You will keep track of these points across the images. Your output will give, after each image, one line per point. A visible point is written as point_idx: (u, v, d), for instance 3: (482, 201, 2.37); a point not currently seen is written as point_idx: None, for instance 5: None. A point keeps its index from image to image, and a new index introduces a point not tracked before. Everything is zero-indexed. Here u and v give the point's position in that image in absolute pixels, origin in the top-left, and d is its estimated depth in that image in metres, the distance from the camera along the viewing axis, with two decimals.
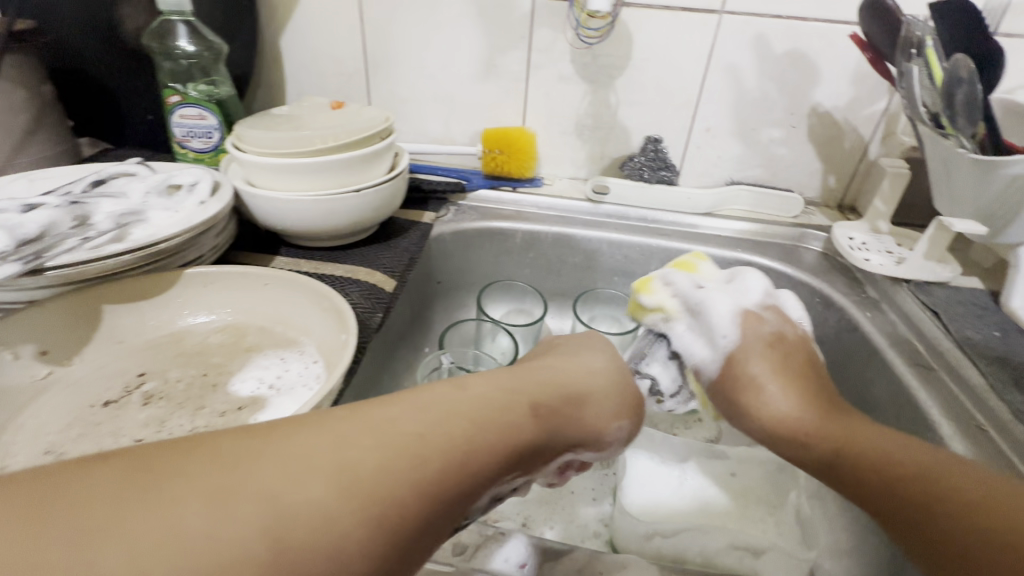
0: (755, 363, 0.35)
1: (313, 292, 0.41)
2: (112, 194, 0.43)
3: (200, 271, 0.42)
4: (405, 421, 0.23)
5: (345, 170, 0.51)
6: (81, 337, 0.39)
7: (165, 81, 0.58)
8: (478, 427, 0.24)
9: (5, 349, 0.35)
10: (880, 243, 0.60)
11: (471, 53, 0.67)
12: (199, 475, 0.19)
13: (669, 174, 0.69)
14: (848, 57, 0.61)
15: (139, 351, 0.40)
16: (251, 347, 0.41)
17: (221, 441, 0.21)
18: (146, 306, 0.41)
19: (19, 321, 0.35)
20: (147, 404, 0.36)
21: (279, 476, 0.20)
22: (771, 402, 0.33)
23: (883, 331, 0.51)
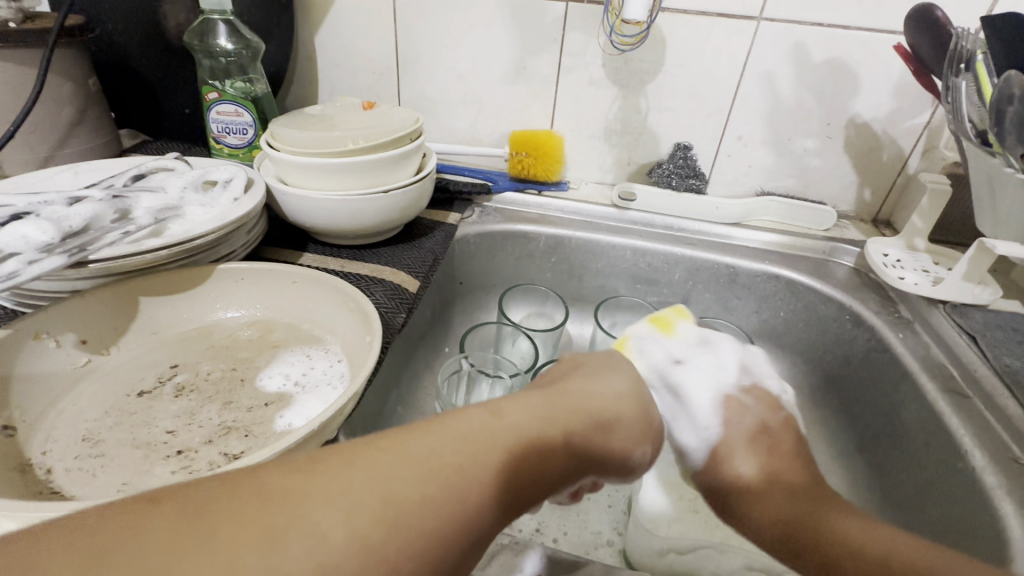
0: (740, 459, 0.34)
1: (340, 291, 0.42)
2: (151, 188, 0.44)
3: (231, 267, 0.43)
4: (443, 451, 0.23)
5: (375, 171, 0.52)
6: (118, 328, 0.40)
7: (204, 78, 0.59)
8: (513, 456, 0.24)
9: (49, 336, 0.36)
10: (916, 261, 0.59)
11: (502, 55, 0.67)
12: (240, 514, 0.19)
13: (697, 182, 0.68)
14: (890, 67, 0.59)
15: (171, 343, 0.42)
16: (278, 343, 0.42)
17: (266, 476, 0.21)
18: (180, 300, 0.43)
19: (64, 310, 0.36)
20: (178, 396, 0.37)
21: (330, 511, 0.20)
22: (745, 478, 0.34)
23: (915, 353, 0.50)
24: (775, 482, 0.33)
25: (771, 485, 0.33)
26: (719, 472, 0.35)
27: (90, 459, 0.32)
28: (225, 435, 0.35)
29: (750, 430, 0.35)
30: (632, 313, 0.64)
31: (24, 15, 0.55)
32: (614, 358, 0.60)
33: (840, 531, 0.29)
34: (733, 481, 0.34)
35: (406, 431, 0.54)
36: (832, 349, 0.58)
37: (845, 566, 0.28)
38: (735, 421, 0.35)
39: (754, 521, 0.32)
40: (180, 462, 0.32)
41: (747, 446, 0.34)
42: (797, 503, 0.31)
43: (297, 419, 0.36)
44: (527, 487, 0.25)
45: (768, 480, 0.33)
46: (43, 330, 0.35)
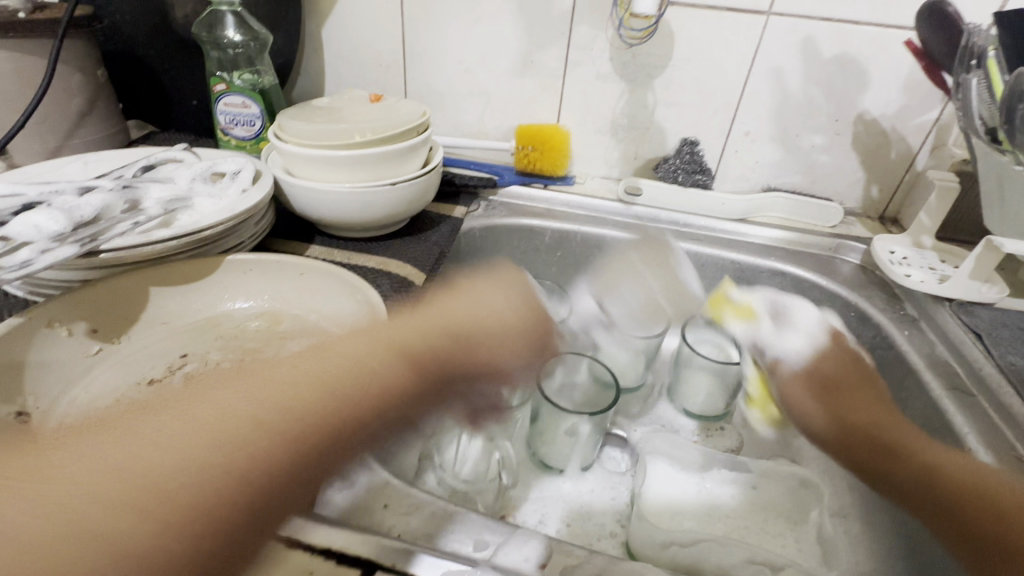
0: (793, 377, 0.47)
1: (349, 284, 0.42)
2: (161, 179, 0.45)
3: (238, 258, 0.43)
4: (237, 405, 0.31)
5: (382, 163, 0.52)
6: (128, 317, 0.40)
7: (212, 70, 0.59)
8: (292, 419, 0.31)
9: (61, 325, 0.36)
10: (922, 258, 0.58)
11: (509, 48, 0.67)
12: (15, 468, 0.24)
13: (704, 178, 0.68)
14: (899, 63, 0.59)
15: (181, 333, 0.42)
16: (286, 334, 0.43)
17: (58, 449, 0.26)
18: (189, 290, 0.43)
19: (74, 299, 0.37)
20: (188, 385, 0.38)
21: (94, 471, 0.25)
22: (814, 417, 0.45)
23: (920, 351, 0.50)
24: (860, 401, 0.44)
25: (859, 397, 0.44)
26: (793, 386, 0.47)
27: None
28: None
29: (831, 359, 0.47)
30: (636, 307, 0.65)
31: (32, 5, 0.55)
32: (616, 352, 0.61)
33: (924, 451, 0.39)
34: (834, 394, 0.45)
35: None
36: None
37: (920, 477, 0.38)
38: (832, 356, 0.48)
39: (823, 425, 0.44)
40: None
41: (836, 379, 0.46)
42: (864, 421, 0.42)
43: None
44: (333, 441, 0.31)
45: (866, 408, 0.43)
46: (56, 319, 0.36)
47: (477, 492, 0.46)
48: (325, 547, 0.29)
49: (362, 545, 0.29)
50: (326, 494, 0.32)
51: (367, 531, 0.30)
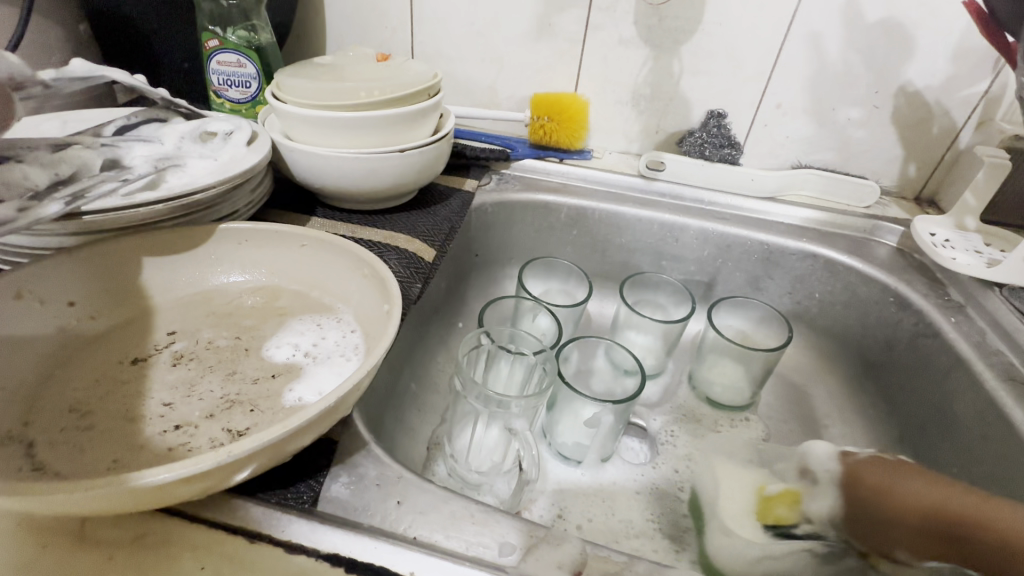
0: (872, 471, 0.32)
1: (352, 256, 0.38)
2: (147, 138, 0.41)
3: (234, 227, 0.39)
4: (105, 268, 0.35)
5: (390, 128, 0.47)
6: (110, 289, 0.36)
7: (203, 24, 0.54)
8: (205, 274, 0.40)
9: (33, 296, 0.32)
10: (967, 241, 0.54)
11: (526, 9, 0.62)
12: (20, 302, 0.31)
13: (732, 152, 0.64)
14: (948, 31, 0.55)
15: (169, 308, 0.38)
16: (285, 310, 0.39)
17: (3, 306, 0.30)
18: (178, 263, 0.39)
19: (50, 267, 0.33)
20: (177, 365, 0.34)
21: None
22: (904, 508, 0.30)
23: (970, 339, 0.46)
24: (897, 499, 0.30)
25: (914, 482, 0.31)
26: (861, 468, 0.33)
27: (78, 432, 0.29)
28: (227, 410, 0.31)
29: (875, 465, 0.32)
30: (658, 291, 0.61)
31: None
32: (635, 337, 0.59)
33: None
34: (866, 504, 0.32)
35: (419, 408, 0.51)
36: (873, 333, 0.55)
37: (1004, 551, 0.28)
38: (857, 463, 0.33)
39: (896, 535, 0.31)
40: (179, 438, 0.29)
41: (855, 473, 0.33)
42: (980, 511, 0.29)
43: (308, 392, 0.32)
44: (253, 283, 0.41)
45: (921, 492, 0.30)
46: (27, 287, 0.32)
47: (492, 485, 0.42)
48: (332, 552, 0.25)
49: (374, 552, 0.25)
50: (332, 489, 0.28)
51: (380, 533, 0.26)
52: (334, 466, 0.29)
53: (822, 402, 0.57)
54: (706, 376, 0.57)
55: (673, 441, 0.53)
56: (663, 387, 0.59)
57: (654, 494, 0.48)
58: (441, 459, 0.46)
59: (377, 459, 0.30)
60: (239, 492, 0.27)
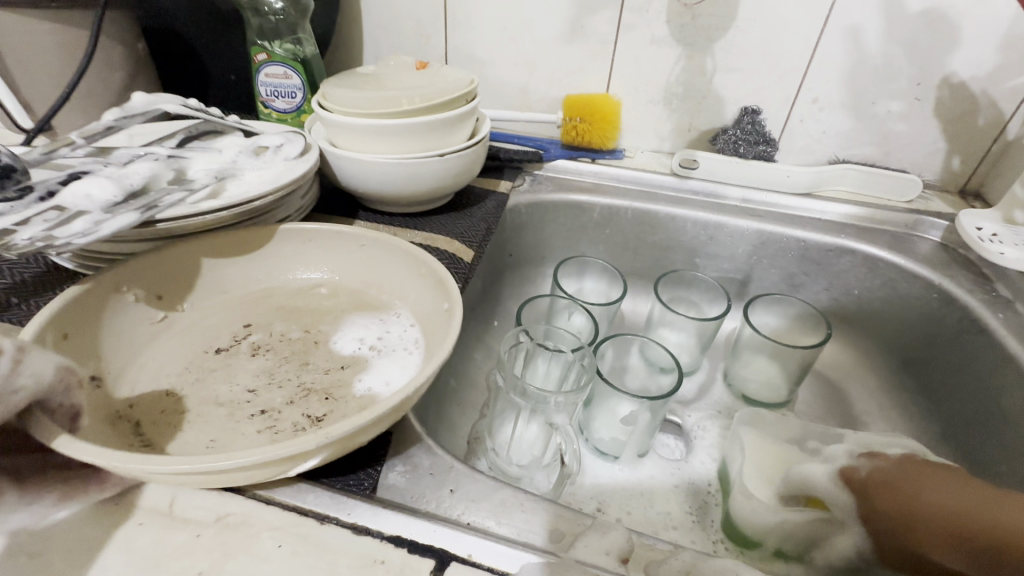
0: (881, 490, 0.36)
1: (412, 257, 0.40)
2: (207, 150, 0.44)
3: (298, 225, 0.42)
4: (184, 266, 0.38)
5: (430, 134, 0.49)
6: (190, 284, 0.39)
7: (252, 39, 0.57)
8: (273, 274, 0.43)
9: (128, 290, 0.35)
10: (1017, 236, 0.53)
11: (558, 13, 0.63)
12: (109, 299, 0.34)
13: (767, 148, 0.63)
14: (996, 18, 0.53)
15: (241, 301, 0.41)
16: (346, 305, 0.41)
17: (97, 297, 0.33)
18: (249, 261, 0.42)
19: (142, 265, 0.36)
20: (256, 355, 0.37)
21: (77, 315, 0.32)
22: (923, 524, 0.33)
23: (1020, 337, 0.45)
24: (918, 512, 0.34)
25: (927, 488, 0.34)
26: (870, 484, 0.37)
27: (174, 416, 0.32)
28: (302, 398, 0.34)
29: (884, 482, 0.36)
30: (691, 288, 0.61)
31: None
32: (669, 335, 0.59)
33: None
34: (891, 522, 0.35)
35: (460, 404, 0.52)
36: (915, 330, 0.54)
37: None
38: (865, 481, 0.37)
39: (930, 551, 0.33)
40: (265, 422, 0.32)
41: (868, 492, 0.37)
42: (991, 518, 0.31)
43: (377, 383, 0.34)
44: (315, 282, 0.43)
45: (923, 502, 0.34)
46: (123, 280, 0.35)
47: (532, 477, 0.44)
48: (395, 534, 0.27)
49: (434, 534, 0.27)
50: (390, 477, 0.30)
51: (439, 518, 0.28)
52: (391, 456, 0.31)
53: (861, 400, 0.56)
54: (739, 374, 0.57)
55: (708, 437, 0.53)
56: (698, 384, 0.59)
57: (692, 491, 0.48)
58: (484, 451, 0.47)
59: (429, 449, 0.32)
60: (307, 478, 0.29)
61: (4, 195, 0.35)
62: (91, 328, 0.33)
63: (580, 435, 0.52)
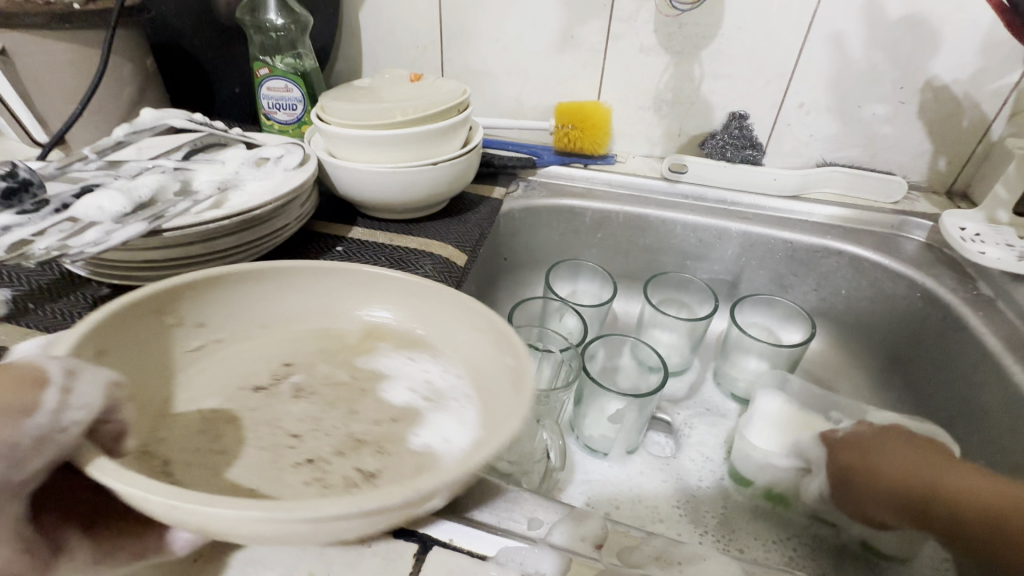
0: (844, 453, 0.41)
1: (471, 311, 0.36)
2: (211, 162, 0.47)
3: (347, 268, 0.39)
4: (219, 296, 0.36)
5: (424, 143, 0.51)
6: (232, 313, 0.37)
7: (256, 54, 0.60)
8: (317, 312, 0.40)
9: (169, 314, 0.34)
10: (999, 235, 0.54)
11: (550, 24, 0.65)
12: (144, 324, 0.33)
13: (755, 153, 0.64)
14: (976, 23, 0.54)
15: (284, 336, 0.39)
16: (396, 351, 0.38)
17: (133, 317, 0.32)
18: (293, 296, 0.39)
19: (186, 290, 0.34)
20: (297, 398, 0.34)
21: (113, 337, 0.31)
22: (863, 485, 0.40)
23: (999, 333, 0.46)
24: (866, 469, 0.40)
25: (879, 451, 0.40)
26: (839, 448, 0.42)
27: (211, 455, 0.30)
28: (348, 450, 0.31)
29: (849, 445, 0.42)
30: (681, 289, 0.63)
31: None
32: (660, 335, 0.61)
33: (942, 481, 0.35)
34: (847, 481, 0.41)
35: None
36: (901, 328, 0.56)
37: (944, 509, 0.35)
38: (837, 442, 0.43)
39: (872, 503, 0.39)
40: (312, 473, 0.29)
41: (838, 454, 0.42)
42: (912, 472, 0.37)
43: (435, 439, 0.31)
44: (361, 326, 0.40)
45: (890, 457, 0.39)
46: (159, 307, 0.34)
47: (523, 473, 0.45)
48: None
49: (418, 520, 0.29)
50: None
51: None
52: None
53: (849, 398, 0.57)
54: (729, 373, 0.59)
55: (695, 434, 0.55)
56: (688, 384, 0.61)
57: (681, 488, 0.49)
58: None
59: None
60: None
61: (22, 208, 0.37)
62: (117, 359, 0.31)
63: (571, 433, 0.53)
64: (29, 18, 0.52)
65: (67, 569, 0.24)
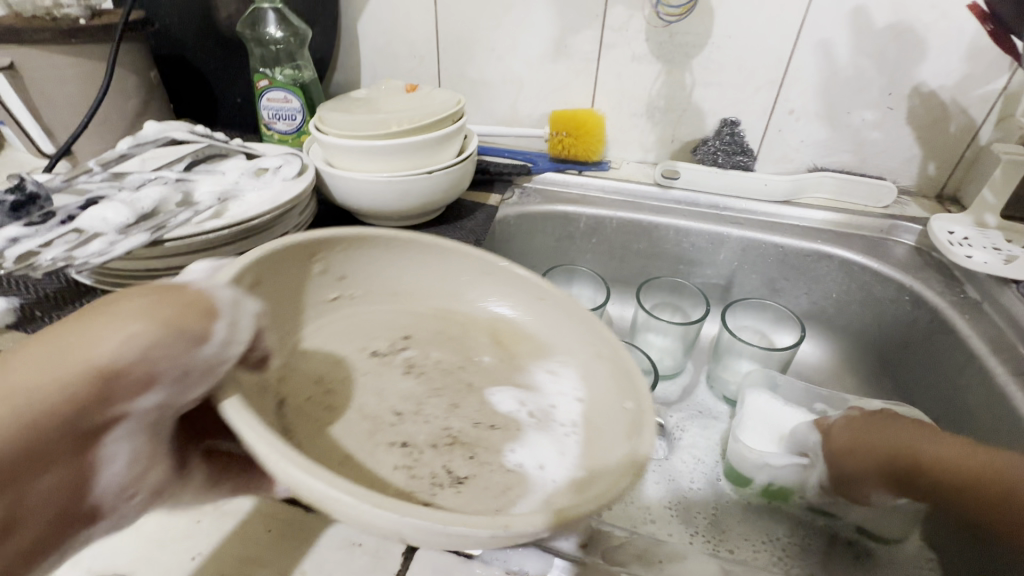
0: (834, 435, 0.43)
1: (592, 331, 0.38)
2: (212, 173, 0.48)
3: (483, 261, 0.42)
4: (363, 260, 0.42)
5: (419, 152, 0.53)
6: (373, 275, 0.43)
7: (255, 66, 0.61)
8: (445, 302, 0.44)
9: (320, 263, 0.40)
10: (986, 238, 0.54)
11: (544, 34, 0.66)
12: (290, 270, 0.39)
13: (745, 159, 0.67)
14: (961, 30, 0.55)
15: (411, 312, 0.43)
16: (511, 355, 0.41)
17: (288, 259, 0.38)
18: (428, 279, 0.44)
19: (335, 248, 0.40)
20: (407, 373, 0.39)
21: (273, 273, 0.37)
22: (855, 466, 0.41)
23: (984, 336, 0.47)
24: (856, 450, 0.41)
25: (868, 432, 0.41)
26: (831, 432, 0.43)
27: (323, 407, 0.36)
28: (453, 438, 0.35)
29: (839, 428, 0.43)
30: (674, 293, 0.64)
31: (91, 12, 0.59)
32: (654, 339, 0.62)
33: (930, 455, 0.37)
34: (839, 464, 0.42)
35: None
36: (890, 331, 0.56)
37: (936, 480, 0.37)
38: (829, 427, 0.44)
39: (863, 482, 0.41)
40: (403, 459, 0.33)
41: (829, 438, 0.44)
42: (901, 448, 0.39)
43: (529, 461, 0.33)
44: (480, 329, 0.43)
45: (875, 436, 0.40)
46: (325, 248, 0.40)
47: None
48: None
49: None
50: None
51: None
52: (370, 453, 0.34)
53: None
54: (721, 376, 0.59)
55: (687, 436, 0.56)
56: (681, 387, 0.61)
57: (672, 489, 0.50)
58: None
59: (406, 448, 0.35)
60: None
61: (30, 219, 0.39)
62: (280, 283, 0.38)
63: None
64: (35, 33, 0.53)
65: (188, 484, 0.31)
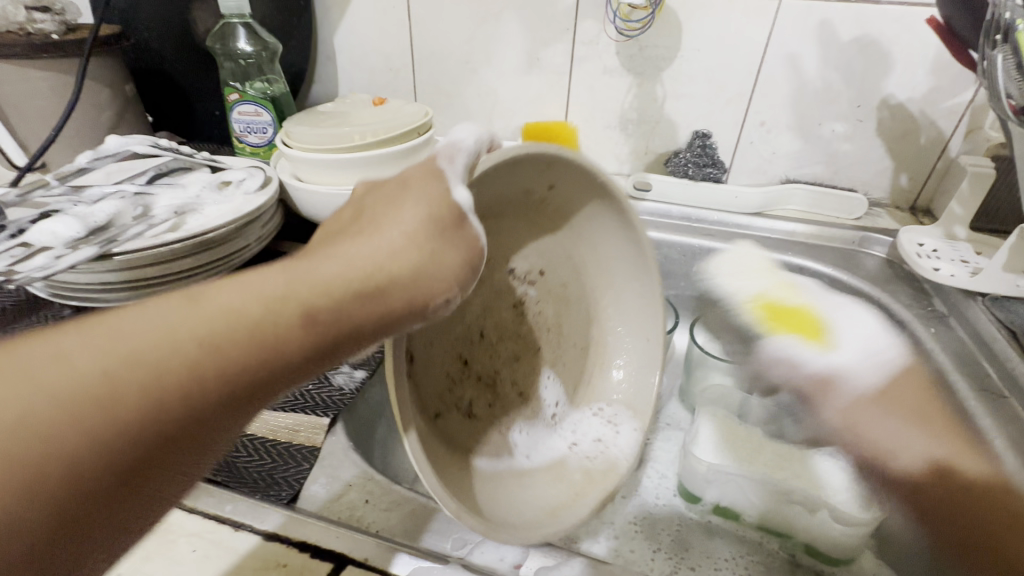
0: None
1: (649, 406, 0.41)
2: (173, 186, 0.48)
3: (656, 301, 0.41)
4: (560, 192, 0.38)
5: (382, 165, 0.52)
6: (569, 201, 0.39)
7: (226, 80, 0.62)
8: (587, 276, 0.42)
9: (546, 178, 0.36)
10: (954, 251, 0.54)
11: (516, 48, 0.66)
12: (511, 171, 0.34)
13: (715, 171, 0.66)
14: (926, 45, 0.55)
15: (559, 260, 0.41)
16: (585, 357, 0.43)
17: (529, 159, 0.33)
18: (608, 251, 0.41)
19: (569, 176, 0.36)
20: (516, 308, 0.41)
21: (511, 169, 0.34)
22: None
23: (946, 349, 0.47)
24: None
25: None
26: None
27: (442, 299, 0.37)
28: (497, 380, 0.42)
29: None
30: None
31: (65, 27, 0.60)
32: None
33: None
34: None
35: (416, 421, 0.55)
36: None
37: None
38: None
39: None
40: (451, 370, 0.39)
41: None
42: None
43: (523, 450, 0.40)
44: (579, 327, 0.43)
45: None
46: (593, 191, 0.37)
47: None
48: (302, 540, 0.31)
49: (335, 540, 0.31)
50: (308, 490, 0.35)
51: (346, 526, 0.32)
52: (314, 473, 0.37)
53: None
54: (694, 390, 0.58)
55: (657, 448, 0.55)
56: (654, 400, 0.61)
57: (638, 505, 0.49)
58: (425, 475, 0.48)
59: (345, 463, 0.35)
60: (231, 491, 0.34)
61: None
62: (509, 176, 0.34)
63: None
64: (8, 49, 0.54)
65: None
